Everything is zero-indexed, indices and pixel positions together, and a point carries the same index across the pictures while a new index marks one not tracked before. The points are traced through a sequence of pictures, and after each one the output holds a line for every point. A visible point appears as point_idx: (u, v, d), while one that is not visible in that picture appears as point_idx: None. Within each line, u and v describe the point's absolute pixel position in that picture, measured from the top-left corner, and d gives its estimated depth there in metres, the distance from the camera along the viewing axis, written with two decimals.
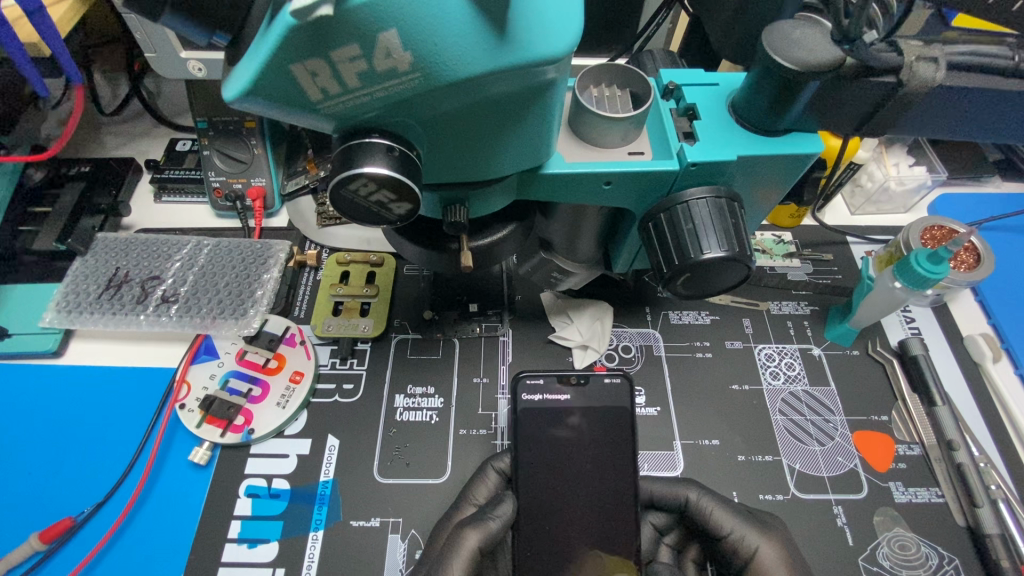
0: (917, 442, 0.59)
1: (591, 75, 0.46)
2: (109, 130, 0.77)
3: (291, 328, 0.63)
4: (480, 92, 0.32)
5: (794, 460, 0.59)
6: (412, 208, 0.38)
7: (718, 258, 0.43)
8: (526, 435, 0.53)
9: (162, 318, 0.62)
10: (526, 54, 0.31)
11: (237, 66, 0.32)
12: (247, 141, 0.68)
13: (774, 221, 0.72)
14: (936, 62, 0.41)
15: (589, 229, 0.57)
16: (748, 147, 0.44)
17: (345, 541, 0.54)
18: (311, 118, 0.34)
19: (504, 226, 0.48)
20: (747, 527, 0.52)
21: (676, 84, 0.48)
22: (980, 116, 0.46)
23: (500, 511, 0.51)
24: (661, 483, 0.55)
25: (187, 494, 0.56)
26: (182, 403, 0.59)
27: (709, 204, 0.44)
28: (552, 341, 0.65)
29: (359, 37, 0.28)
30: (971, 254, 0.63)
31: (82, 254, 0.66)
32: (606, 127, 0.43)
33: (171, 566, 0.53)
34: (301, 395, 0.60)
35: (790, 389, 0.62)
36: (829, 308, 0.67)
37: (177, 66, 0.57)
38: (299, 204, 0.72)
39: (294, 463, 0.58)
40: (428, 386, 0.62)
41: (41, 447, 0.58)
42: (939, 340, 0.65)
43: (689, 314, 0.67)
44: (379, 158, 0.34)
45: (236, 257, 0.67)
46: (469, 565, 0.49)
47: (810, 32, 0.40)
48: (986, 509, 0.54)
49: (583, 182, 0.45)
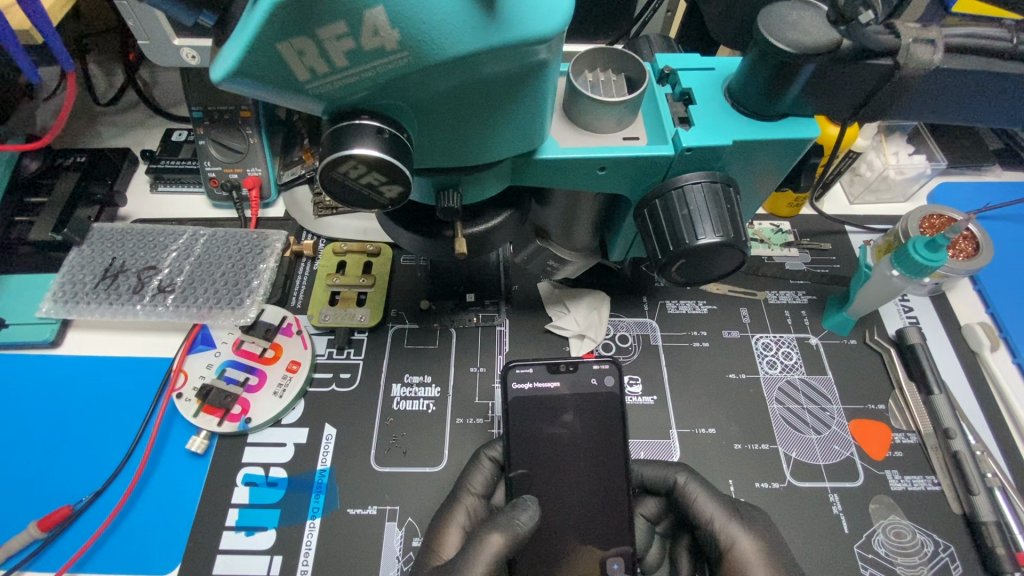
0: (914, 431, 0.59)
1: (585, 60, 0.45)
2: (104, 120, 0.77)
3: (287, 318, 0.63)
4: (471, 72, 0.32)
5: (791, 448, 0.59)
6: (403, 191, 0.37)
7: (713, 244, 0.42)
8: (520, 425, 0.53)
9: (158, 308, 0.62)
10: (519, 32, 0.30)
11: (223, 47, 0.32)
12: (243, 130, 0.68)
13: (771, 210, 0.72)
14: (933, 45, 0.41)
15: (586, 216, 0.56)
16: (743, 133, 0.44)
17: (342, 530, 0.54)
18: (300, 99, 0.34)
19: (500, 213, 0.48)
20: (728, 517, 0.52)
21: (672, 68, 0.47)
22: (978, 101, 0.46)
23: (523, 519, 0.49)
24: (651, 466, 0.56)
25: (185, 482, 0.56)
26: (179, 392, 0.59)
27: (704, 189, 0.44)
28: (549, 331, 0.64)
29: (346, 14, 0.28)
30: (970, 243, 0.63)
31: (79, 244, 0.65)
32: (600, 112, 0.43)
33: (170, 552, 0.53)
34: (299, 383, 0.60)
35: (786, 377, 0.62)
36: (828, 298, 0.66)
37: (171, 53, 0.57)
38: (296, 194, 0.71)
39: (291, 452, 0.58)
40: (425, 375, 0.62)
41: (41, 436, 0.58)
42: (938, 330, 0.65)
43: (687, 303, 0.66)
44: (369, 140, 0.34)
45: (232, 246, 0.66)
46: (487, 566, 0.48)
47: (807, 15, 0.39)
48: (982, 496, 0.55)
49: (576, 168, 0.45)
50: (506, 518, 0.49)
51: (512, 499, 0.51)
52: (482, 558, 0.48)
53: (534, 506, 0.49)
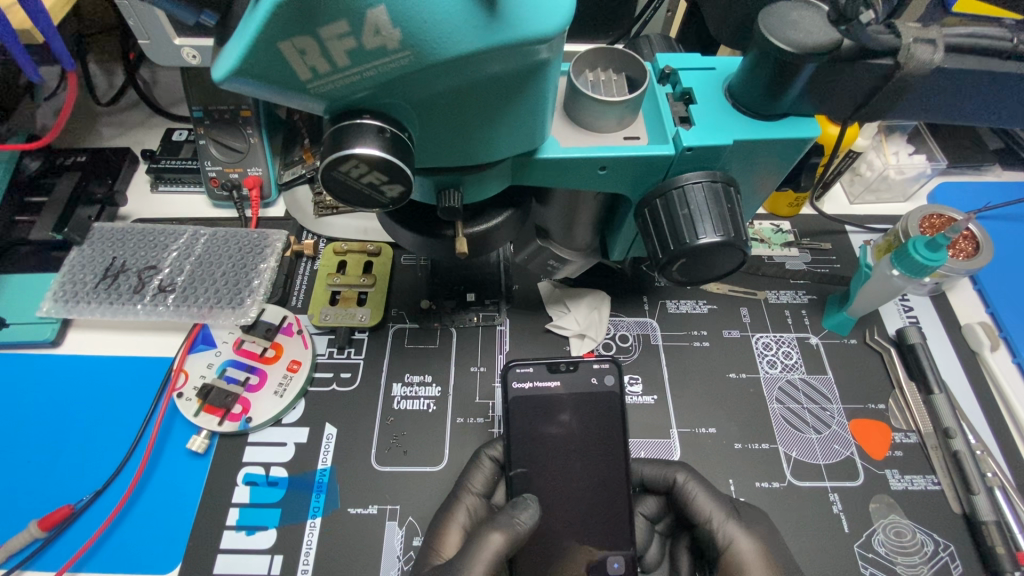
0: (914, 430, 0.59)
1: (586, 59, 0.46)
2: (105, 120, 0.77)
3: (288, 318, 0.63)
4: (473, 72, 0.32)
5: (791, 447, 0.59)
6: (404, 190, 0.37)
7: (713, 243, 0.43)
8: (521, 424, 0.53)
9: (159, 307, 0.62)
10: (520, 31, 0.30)
11: (225, 46, 0.32)
12: (244, 130, 0.68)
13: (771, 210, 0.72)
14: (933, 44, 0.41)
15: (586, 216, 0.56)
16: (744, 133, 0.44)
17: (342, 529, 0.54)
18: (302, 98, 0.34)
19: (500, 212, 0.48)
20: (727, 517, 0.52)
21: (672, 68, 0.47)
22: (979, 101, 0.46)
23: (523, 518, 0.49)
24: (651, 466, 0.56)
25: (186, 481, 0.56)
26: (180, 391, 0.59)
27: (705, 189, 0.44)
28: (550, 330, 0.64)
29: (348, 13, 0.28)
30: (970, 243, 0.63)
31: (80, 244, 0.65)
32: (601, 112, 0.43)
33: (171, 551, 0.53)
34: (299, 383, 0.60)
35: (786, 377, 0.62)
36: (828, 297, 0.66)
37: (171, 53, 0.57)
38: (296, 194, 0.72)
39: (291, 452, 0.58)
40: (425, 375, 0.62)
41: (41, 436, 0.58)
42: (939, 330, 0.65)
43: (687, 303, 0.66)
44: (371, 139, 0.34)
45: (233, 246, 0.66)
46: (487, 565, 0.48)
47: (807, 14, 0.39)
48: (982, 496, 0.55)
49: (577, 167, 0.45)
50: (506, 517, 0.49)
51: (512, 498, 0.51)
52: (482, 557, 0.48)
53: (534, 505, 0.49)
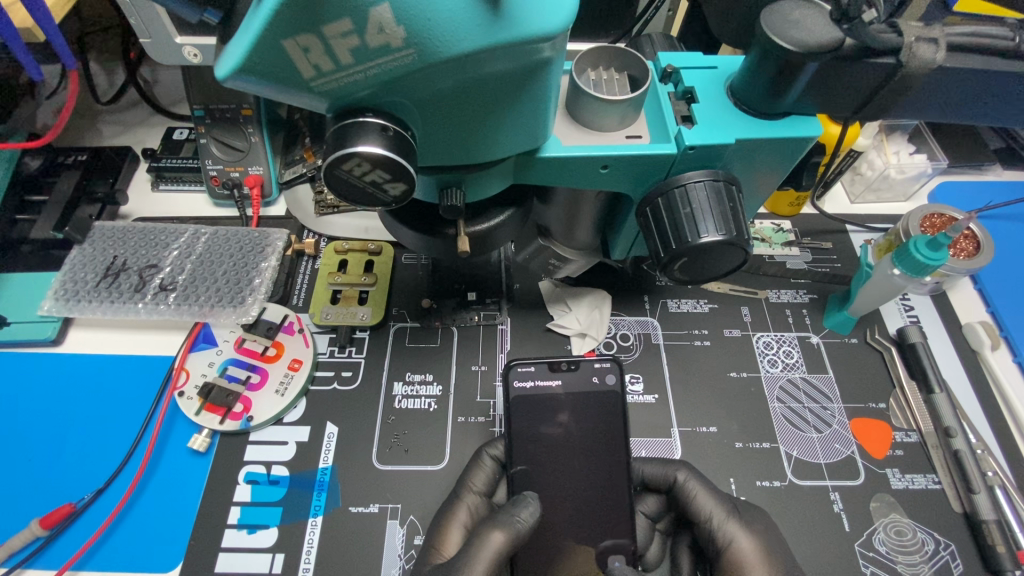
0: (914, 429, 0.59)
1: (588, 58, 0.46)
2: (106, 118, 0.77)
3: (290, 316, 0.63)
4: (475, 70, 0.32)
5: (792, 446, 0.59)
6: (407, 189, 0.37)
7: (716, 242, 0.43)
8: (522, 423, 0.53)
9: (160, 306, 0.62)
10: (523, 29, 0.30)
11: (227, 44, 0.32)
12: (244, 128, 0.68)
13: (771, 209, 0.72)
14: (935, 43, 0.42)
15: (588, 214, 0.57)
16: (746, 131, 0.44)
17: (343, 528, 0.54)
18: (305, 97, 0.34)
19: (502, 211, 0.48)
20: (727, 516, 0.52)
21: (674, 67, 0.47)
22: (980, 100, 0.46)
23: (523, 516, 0.49)
24: (651, 465, 0.56)
25: (186, 480, 0.56)
26: (182, 390, 0.59)
27: (706, 187, 0.44)
28: (551, 329, 0.64)
29: (351, 11, 0.29)
30: (971, 242, 0.63)
31: (81, 242, 0.65)
32: (603, 110, 0.43)
33: (171, 551, 0.53)
34: (300, 382, 0.60)
35: (787, 376, 0.62)
36: (829, 296, 0.66)
37: (172, 51, 0.57)
38: (298, 192, 0.72)
39: (293, 451, 0.58)
40: (426, 374, 0.62)
41: (42, 435, 0.58)
42: (939, 329, 0.65)
43: (688, 302, 0.67)
44: (374, 137, 0.34)
45: (234, 245, 0.66)
46: (488, 563, 0.48)
47: (810, 13, 0.39)
48: (982, 495, 0.55)
49: (579, 166, 0.45)
50: (508, 515, 0.49)
51: (514, 495, 0.51)
52: (482, 555, 0.48)
53: (535, 503, 0.49)
